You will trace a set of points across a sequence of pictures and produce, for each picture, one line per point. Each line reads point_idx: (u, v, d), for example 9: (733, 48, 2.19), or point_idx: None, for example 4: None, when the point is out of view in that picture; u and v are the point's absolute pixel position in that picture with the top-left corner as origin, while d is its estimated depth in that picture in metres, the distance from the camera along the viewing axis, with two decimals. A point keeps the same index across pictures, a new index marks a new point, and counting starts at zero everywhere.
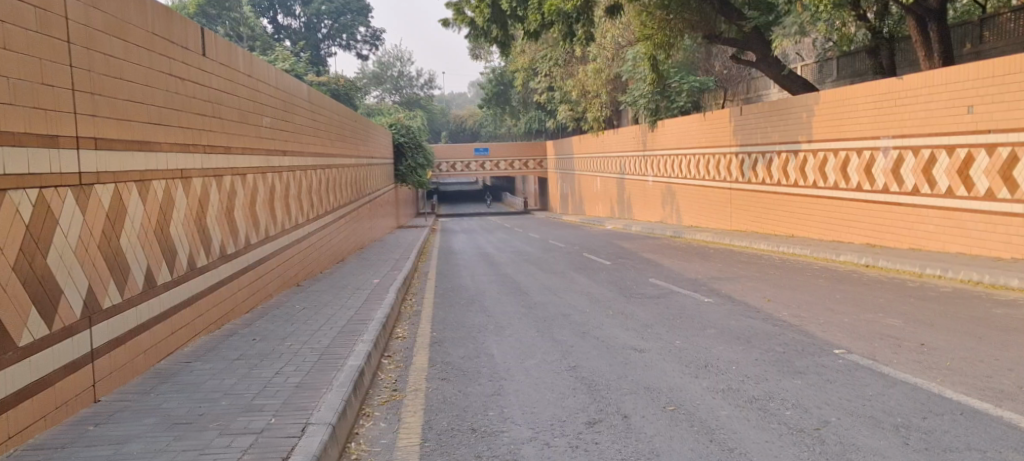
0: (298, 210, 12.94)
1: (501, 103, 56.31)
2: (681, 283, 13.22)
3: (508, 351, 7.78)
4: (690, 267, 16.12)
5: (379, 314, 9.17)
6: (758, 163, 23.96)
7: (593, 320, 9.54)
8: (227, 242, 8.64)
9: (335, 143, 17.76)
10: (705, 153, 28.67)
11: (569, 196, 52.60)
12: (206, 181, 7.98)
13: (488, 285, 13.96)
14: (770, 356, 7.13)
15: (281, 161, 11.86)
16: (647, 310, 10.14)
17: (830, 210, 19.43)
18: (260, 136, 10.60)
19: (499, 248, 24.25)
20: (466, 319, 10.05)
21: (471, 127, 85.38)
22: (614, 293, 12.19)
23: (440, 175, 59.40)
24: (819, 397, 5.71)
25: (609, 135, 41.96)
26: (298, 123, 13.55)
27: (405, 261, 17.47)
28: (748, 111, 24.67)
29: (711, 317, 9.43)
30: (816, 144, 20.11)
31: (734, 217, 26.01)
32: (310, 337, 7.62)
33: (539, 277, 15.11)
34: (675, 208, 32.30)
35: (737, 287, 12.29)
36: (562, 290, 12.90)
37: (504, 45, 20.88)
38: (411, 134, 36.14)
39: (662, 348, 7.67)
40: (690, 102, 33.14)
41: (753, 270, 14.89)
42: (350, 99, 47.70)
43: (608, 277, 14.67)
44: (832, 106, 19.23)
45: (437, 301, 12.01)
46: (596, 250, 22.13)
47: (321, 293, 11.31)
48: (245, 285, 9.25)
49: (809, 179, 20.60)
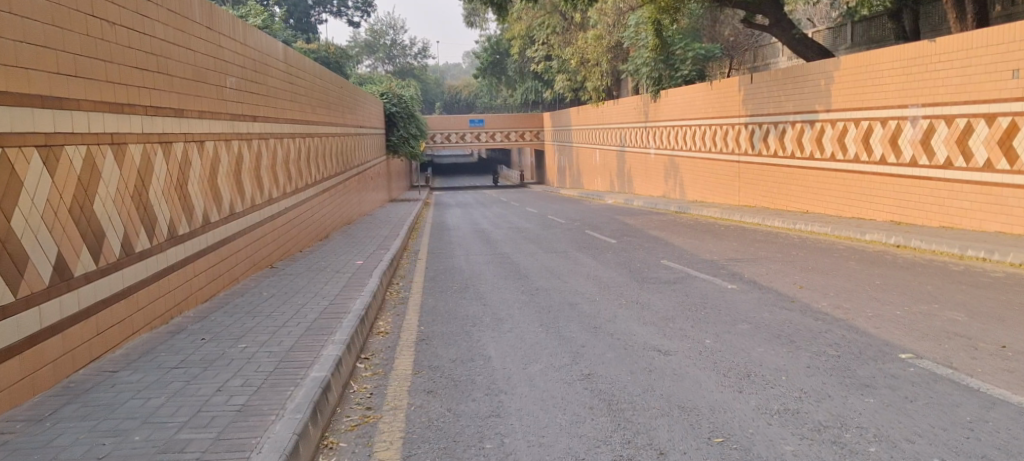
0: (273, 184, 11.72)
1: (498, 73, 54.90)
2: (697, 266, 12.04)
3: (508, 353, 6.59)
4: (703, 247, 14.93)
5: (358, 304, 7.94)
6: (769, 134, 22.69)
7: (606, 312, 8.34)
8: (179, 220, 7.43)
9: (319, 111, 16.46)
10: (712, 124, 27.37)
11: (567, 169, 51.34)
12: (148, 148, 6.76)
13: (485, 266, 12.77)
14: (825, 363, 5.92)
15: (251, 128, 10.62)
16: (665, 299, 8.95)
17: (849, 184, 18.23)
18: (224, 98, 9.34)
19: (495, 224, 23.03)
20: (460, 309, 8.83)
21: (466, 97, 83.82)
22: (624, 278, 10.98)
23: (435, 147, 58.03)
24: (905, 425, 4.50)
25: (609, 105, 40.58)
26: (273, 86, 12.25)
27: (395, 238, 16.24)
28: (758, 79, 23.34)
29: (739, 308, 8.27)
30: (835, 113, 18.86)
31: (743, 191, 24.78)
32: (274, 335, 6.39)
33: (540, 258, 13.92)
34: (678, 182, 31.12)
35: (761, 271, 11.10)
36: (566, 273, 11.71)
37: (501, 9, 19.47)
38: (402, 104, 35.08)
39: (692, 350, 6.47)
40: (695, 70, 31.10)
41: (772, 250, 13.70)
42: (341, 67, 46.21)
43: (615, 258, 13.47)
44: (853, 72, 17.97)
45: (427, 285, 10.81)
46: (598, 226, 20.94)
47: (298, 277, 10.11)
48: (203, 270, 8.07)
49: (825, 151, 19.36)
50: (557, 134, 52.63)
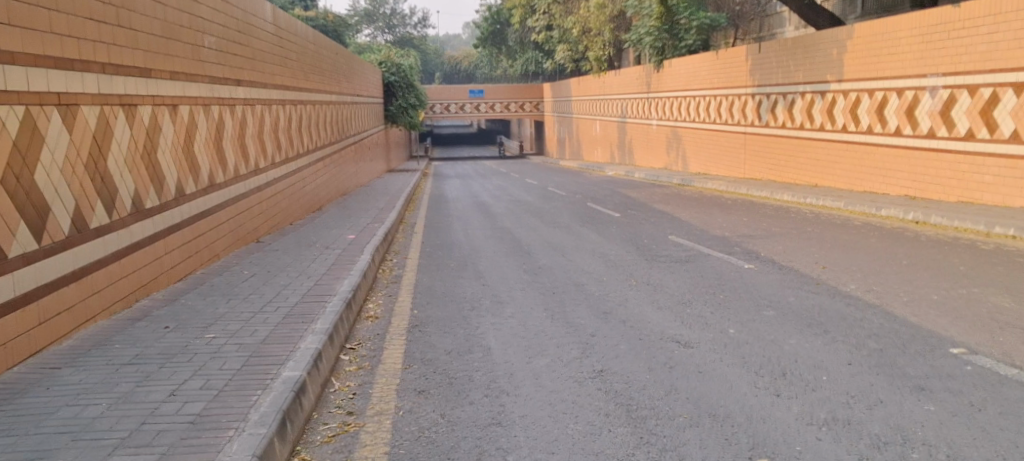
0: (260, 154, 11.00)
1: (497, 42, 53.90)
2: (708, 243, 11.33)
3: (510, 345, 5.91)
4: (712, 222, 14.22)
5: (344, 285, 7.25)
6: (778, 105, 21.87)
7: (616, 295, 7.65)
8: (146, 192, 6.73)
9: (311, 77, 15.68)
10: (717, 95, 26.51)
11: (567, 140, 50.50)
12: (106, 112, 6.03)
13: (483, 242, 12.08)
14: (868, 357, 5.23)
15: (234, 93, 9.88)
16: (679, 280, 8.27)
17: (862, 157, 17.49)
18: (199, 58, 8.58)
19: (493, 196, 22.30)
20: (457, 290, 8.13)
21: (465, 67, 82.60)
22: (632, 256, 10.28)
23: (433, 117, 57.02)
24: (977, 442, 3.83)
25: (610, 75, 39.65)
26: (258, 47, 11.47)
27: (390, 211, 15.52)
28: (767, 47, 22.46)
29: (761, 291, 7.59)
30: (847, 84, 18.05)
31: (748, 164, 24.01)
32: (247, 324, 5.69)
33: (541, 233, 13.20)
34: (681, 154, 30.35)
35: (778, 249, 10.40)
36: (568, 250, 11.01)
37: None
38: (401, 73, 33.90)
39: (717, 341, 5.79)
40: (699, 40, 30.07)
41: (784, 226, 13.00)
42: (338, 35, 45.24)
43: (620, 233, 12.76)
44: (867, 40, 17.13)
45: (422, 263, 10.12)
46: (601, 199, 20.25)
47: (283, 253, 9.41)
48: (177, 245, 7.38)
49: (836, 123, 18.58)
50: (557, 104, 51.70)
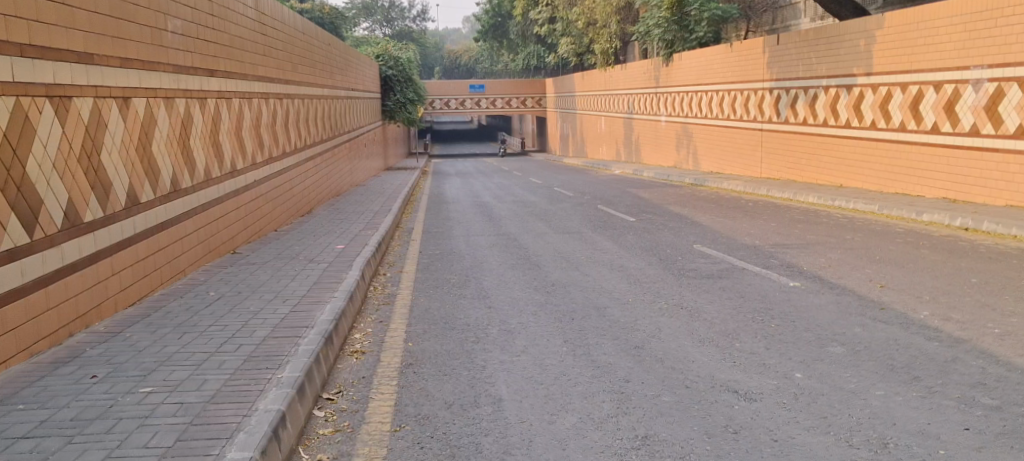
0: (237, 153, 9.89)
1: (499, 36, 52.78)
2: (739, 254, 10.20)
3: (526, 394, 4.78)
4: (737, 227, 13.12)
5: (327, 313, 6.13)
6: (798, 100, 20.71)
7: (646, 323, 6.53)
8: (85, 204, 5.65)
9: (301, 69, 14.56)
10: (731, 89, 25.34)
11: (570, 137, 49.38)
12: (23, 103, 4.92)
13: (488, 251, 10.97)
14: (986, 419, 4.12)
15: (207, 84, 8.77)
16: (718, 304, 7.15)
17: (892, 156, 16.38)
18: (161, 44, 7.46)
19: (497, 196, 21.15)
20: (459, 316, 7.01)
21: (466, 63, 81.33)
22: (656, 270, 9.15)
23: (434, 113, 55.85)
24: None
25: (617, 69, 38.43)
26: (238, 34, 10.35)
27: (387, 215, 14.39)
28: (786, 39, 21.27)
29: (818, 318, 6.46)
30: (876, 77, 16.92)
31: (766, 162, 22.88)
32: (196, 372, 4.55)
33: (552, 240, 12.08)
34: (692, 152, 29.24)
35: (820, 262, 9.27)
36: (584, 262, 9.89)
37: None
38: (399, 67, 32.87)
39: (782, 393, 4.67)
40: (710, 32, 29.17)
41: (819, 234, 11.87)
42: (336, 29, 44.10)
43: (638, 242, 11.65)
44: (902, 29, 16.01)
45: (421, 277, 9.01)
46: (612, 200, 19.16)
47: (261, 268, 8.28)
48: (126, 264, 6.29)
49: (864, 119, 17.45)
50: (560, 100, 50.55)
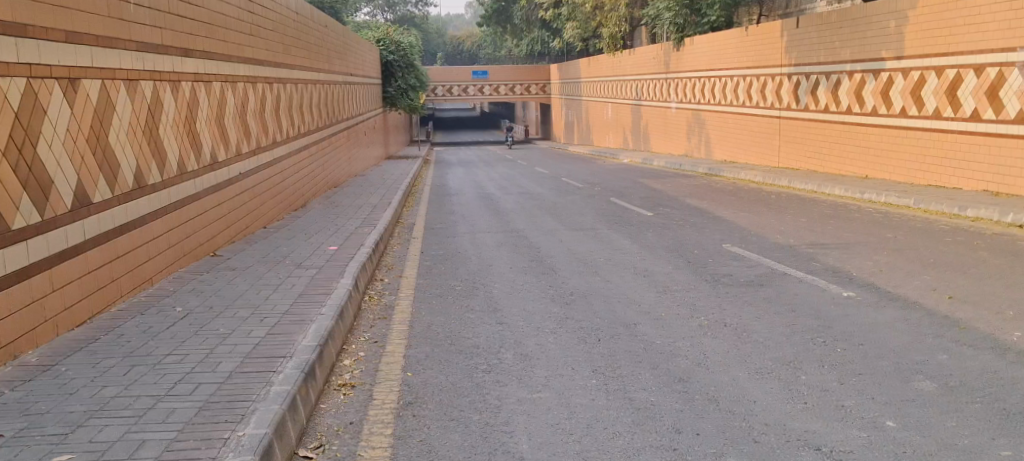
0: (218, 144, 8.90)
1: (503, 22, 51.66)
2: (775, 256, 9.22)
3: (553, 451, 3.83)
4: (764, 223, 12.15)
5: (309, 337, 5.16)
6: (819, 87, 19.65)
7: (686, 346, 5.57)
8: (11, 208, 4.67)
9: (294, 53, 13.53)
10: (747, 75, 24.26)
11: (575, 124, 48.35)
12: None
13: (497, 252, 10.00)
14: None
15: (182, 66, 7.78)
16: (766, 321, 6.19)
17: (925, 146, 15.35)
18: (124, 20, 6.48)
19: (503, 187, 20.16)
20: (467, 335, 6.05)
21: (468, 49, 80.17)
22: (686, 275, 8.19)
23: (435, 100, 54.77)
24: None
25: (624, 54, 37.30)
26: (220, 10, 9.33)
27: (386, 208, 13.41)
28: (807, 22, 20.18)
29: (889, 340, 5.51)
30: (907, 61, 15.87)
31: (783, 152, 21.85)
32: (135, 427, 3.59)
33: (566, 239, 11.10)
34: (704, 140, 28.20)
35: (869, 266, 8.28)
36: (604, 266, 8.91)
37: None
38: (401, 53, 31.72)
39: (875, 452, 3.72)
40: (722, 16, 27.92)
41: (857, 231, 10.86)
42: (337, 14, 42.96)
43: (660, 241, 10.68)
44: (938, 10, 14.96)
45: (422, 285, 8.05)
46: (625, 192, 18.21)
47: (241, 275, 7.31)
48: (72, 277, 5.35)
49: (893, 107, 16.42)
50: (565, 87, 49.45)
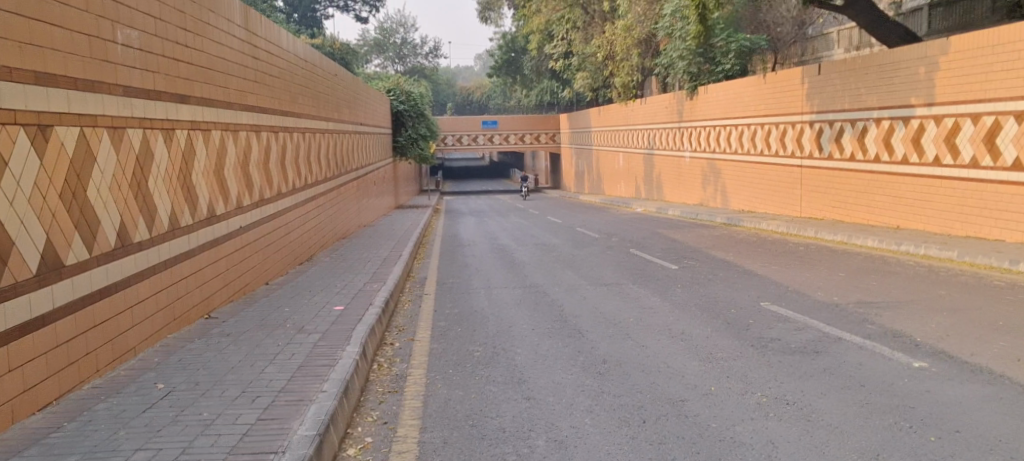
0: (216, 196, 8.24)
1: (512, 72, 51.55)
2: (821, 316, 8.43)
3: None
4: (799, 279, 11.37)
5: (306, 425, 4.42)
6: (844, 134, 18.97)
7: (747, 431, 4.80)
8: None
9: (301, 100, 12.96)
10: (765, 123, 23.64)
11: (585, 174, 47.80)
12: None
13: (516, 311, 9.26)
14: None
15: (176, 112, 7.18)
16: (833, 398, 5.41)
17: (962, 196, 14.63)
18: (110, 63, 5.87)
19: (516, 238, 19.42)
20: (489, 415, 5.29)
21: (477, 99, 80.19)
22: (728, 340, 7.40)
23: (445, 149, 54.38)
24: None
25: (636, 103, 36.92)
26: (221, 54, 8.75)
27: (396, 262, 12.71)
28: (829, 68, 19.57)
29: (984, 425, 4.73)
30: (939, 108, 15.23)
31: (806, 201, 21.11)
32: None
33: (589, 296, 10.32)
34: (720, 189, 27.53)
35: (930, 330, 7.48)
36: (635, 327, 8.11)
37: None
38: (411, 102, 31.31)
39: None
40: (738, 65, 27.62)
41: (903, 288, 10.08)
42: (347, 64, 42.83)
43: (691, 298, 9.91)
44: (970, 55, 14.38)
45: (437, 350, 7.30)
46: (643, 243, 17.48)
47: (237, 342, 6.60)
48: (38, 352, 4.67)
49: (925, 155, 15.73)
50: (575, 137, 49.05)
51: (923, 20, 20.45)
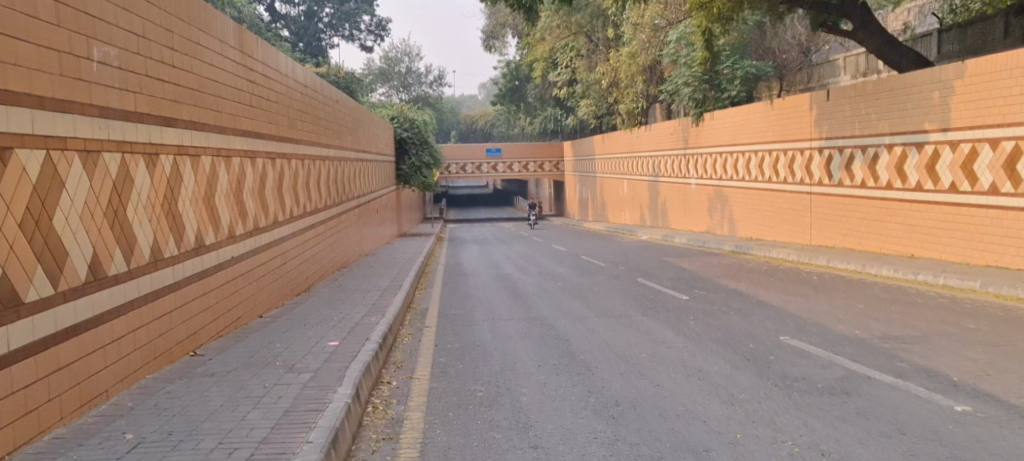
0: (206, 225, 7.82)
1: (516, 99, 51.37)
2: (846, 351, 7.93)
3: None
4: (817, 310, 10.86)
5: None
6: (854, 161, 18.52)
7: None
8: None
9: (300, 125, 12.57)
10: (773, 149, 23.22)
11: (589, 201, 47.37)
12: None
13: (521, 345, 8.79)
14: None
15: (160, 137, 6.79)
16: (868, 450, 4.94)
17: (981, 224, 14.16)
18: (83, 83, 5.48)
19: (520, 267, 18.95)
20: None
21: (481, 127, 80.10)
22: (748, 378, 6.93)
23: (448, 177, 54.04)
24: None
25: (641, 130, 36.57)
26: (212, 76, 8.35)
27: (396, 293, 12.24)
28: (837, 93, 19.17)
29: None
30: (955, 133, 14.81)
31: (817, 229, 20.62)
32: None
33: (598, 328, 9.85)
34: (727, 216, 27.06)
35: (966, 367, 6.99)
36: (647, 364, 7.63)
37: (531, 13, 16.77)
38: (416, 130, 30.94)
39: None
40: (744, 91, 27.35)
41: (929, 320, 9.57)
42: (351, 92, 42.60)
43: (706, 331, 9.42)
44: (984, 79, 14.00)
45: (437, 390, 6.83)
46: (652, 272, 17.01)
47: (220, 385, 6.17)
48: None
49: (941, 182, 15.29)
50: (579, 164, 48.70)
51: (932, 46, 20.13)
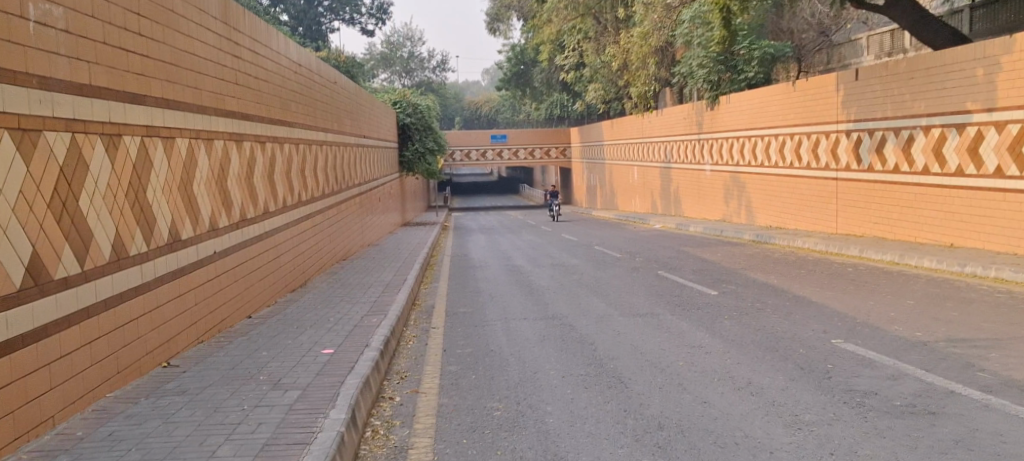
0: (183, 217, 6.87)
1: (521, 84, 49.73)
2: (912, 358, 6.95)
3: None
4: (863, 307, 9.86)
5: None
6: (886, 144, 17.43)
7: None
8: None
9: (294, 107, 11.58)
10: (795, 133, 22.13)
11: (598, 189, 46.28)
12: None
13: (539, 350, 7.82)
14: None
15: (123, 113, 5.82)
16: None
17: None
18: (14, 45, 4.54)
19: (531, 258, 17.97)
20: None
21: (486, 113, 78.83)
22: (808, 392, 5.96)
23: (454, 164, 52.99)
24: None
25: (653, 115, 35.42)
26: (188, 47, 7.35)
27: (400, 289, 11.26)
28: (867, 73, 18.06)
29: None
30: (1000, 114, 13.76)
31: (844, 217, 19.55)
32: None
33: (624, 329, 8.88)
34: (744, 203, 25.98)
35: None
36: (688, 374, 6.67)
37: None
38: (418, 115, 29.96)
39: None
40: (761, 73, 26.30)
41: (995, 320, 8.56)
42: (353, 77, 41.57)
43: (746, 333, 8.43)
44: None
45: (445, 408, 5.88)
46: (672, 263, 16.00)
47: (193, 407, 5.22)
48: None
49: (984, 166, 14.23)
50: (587, 150, 47.57)
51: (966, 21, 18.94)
